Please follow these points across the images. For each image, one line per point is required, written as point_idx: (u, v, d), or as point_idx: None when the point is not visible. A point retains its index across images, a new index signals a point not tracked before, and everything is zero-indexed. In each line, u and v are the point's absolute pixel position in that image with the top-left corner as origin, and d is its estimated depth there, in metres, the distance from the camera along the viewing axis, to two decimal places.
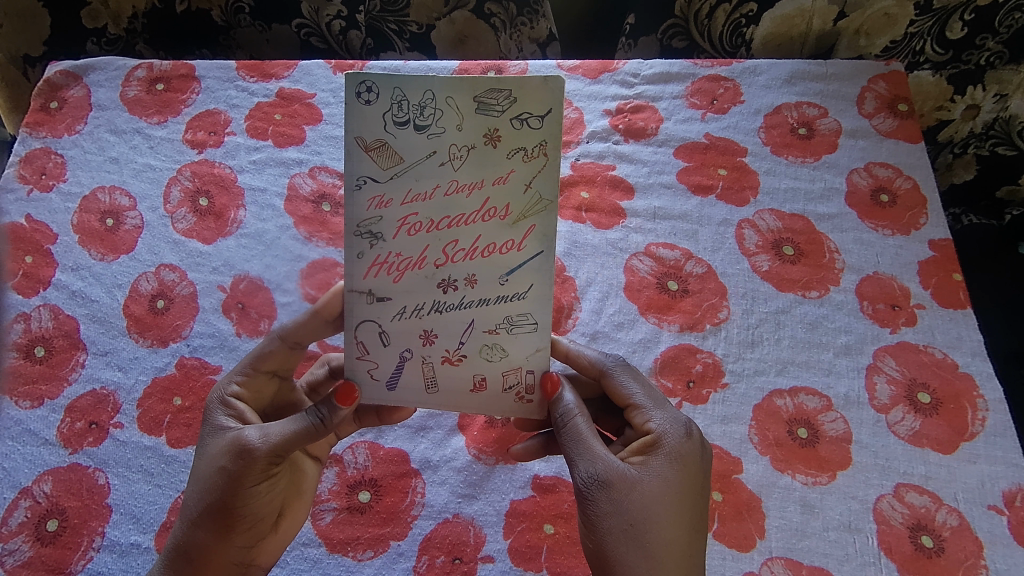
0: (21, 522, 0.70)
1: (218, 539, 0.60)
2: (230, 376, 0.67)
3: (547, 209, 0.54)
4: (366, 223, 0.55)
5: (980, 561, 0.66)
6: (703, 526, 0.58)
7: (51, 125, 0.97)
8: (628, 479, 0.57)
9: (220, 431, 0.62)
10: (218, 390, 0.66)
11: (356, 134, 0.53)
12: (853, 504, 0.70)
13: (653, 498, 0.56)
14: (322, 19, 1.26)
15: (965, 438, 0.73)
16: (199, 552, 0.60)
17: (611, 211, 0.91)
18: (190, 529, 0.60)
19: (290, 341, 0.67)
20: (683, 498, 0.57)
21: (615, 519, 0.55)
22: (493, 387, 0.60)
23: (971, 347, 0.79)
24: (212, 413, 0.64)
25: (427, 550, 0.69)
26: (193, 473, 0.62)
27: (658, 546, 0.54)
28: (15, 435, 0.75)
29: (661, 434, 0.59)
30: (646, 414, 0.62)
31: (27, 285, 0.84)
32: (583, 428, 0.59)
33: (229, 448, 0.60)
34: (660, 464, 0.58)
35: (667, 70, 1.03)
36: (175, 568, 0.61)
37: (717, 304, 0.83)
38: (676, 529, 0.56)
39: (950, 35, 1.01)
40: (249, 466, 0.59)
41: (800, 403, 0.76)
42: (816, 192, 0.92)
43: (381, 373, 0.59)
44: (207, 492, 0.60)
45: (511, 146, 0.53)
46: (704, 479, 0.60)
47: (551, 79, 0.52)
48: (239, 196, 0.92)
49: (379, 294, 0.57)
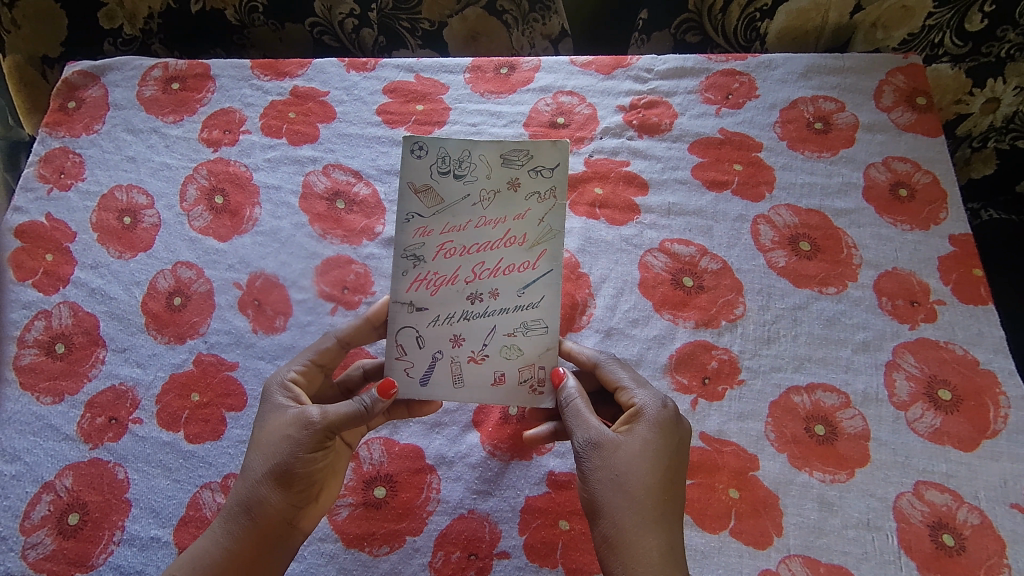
0: (43, 516, 0.71)
1: (282, 499, 0.61)
2: (288, 365, 0.69)
3: (556, 237, 0.63)
4: (412, 247, 0.63)
5: (1002, 560, 0.65)
6: (682, 485, 0.59)
7: (69, 125, 0.98)
8: (612, 442, 0.58)
9: (282, 408, 0.64)
10: (277, 374, 0.68)
11: (408, 180, 0.63)
12: (872, 502, 0.69)
13: (639, 461, 0.57)
14: (335, 17, 1.26)
15: (987, 436, 0.72)
16: (259, 509, 0.60)
17: (625, 207, 0.90)
18: (254, 490, 0.61)
19: (346, 342, 0.70)
20: (664, 459, 0.58)
21: (602, 479, 0.57)
22: (510, 380, 0.63)
23: (993, 342, 0.78)
24: (272, 395, 0.66)
25: (443, 545, 0.69)
26: (255, 442, 0.63)
27: (641, 503, 0.56)
28: (37, 430, 0.76)
29: (643, 404, 0.61)
30: (630, 392, 0.63)
31: (47, 282, 0.85)
32: (580, 405, 0.61)
33: (295, 419, 0.62)
34: (644, 429, 0.59)
35: (681, 65, 1.01)
36: (236, 526, 0.60)
37: (733, 300, 0.83)
38: (659, 485, 0.57)
39: (970, 27, 1.00)
40: (316, 436, 0.61)
41: (818, 400, 0.76)
42: (833, 186, 0.91)
43: (416, 371, 0.63)
44: (274, 457, 0.61)
45: (528, 190, 0.63)
46: (684, 443, 0.61)
47: (560, 142, 0.63)
48: (255, 194, 0.92)
49: (419, 305, 0.63)
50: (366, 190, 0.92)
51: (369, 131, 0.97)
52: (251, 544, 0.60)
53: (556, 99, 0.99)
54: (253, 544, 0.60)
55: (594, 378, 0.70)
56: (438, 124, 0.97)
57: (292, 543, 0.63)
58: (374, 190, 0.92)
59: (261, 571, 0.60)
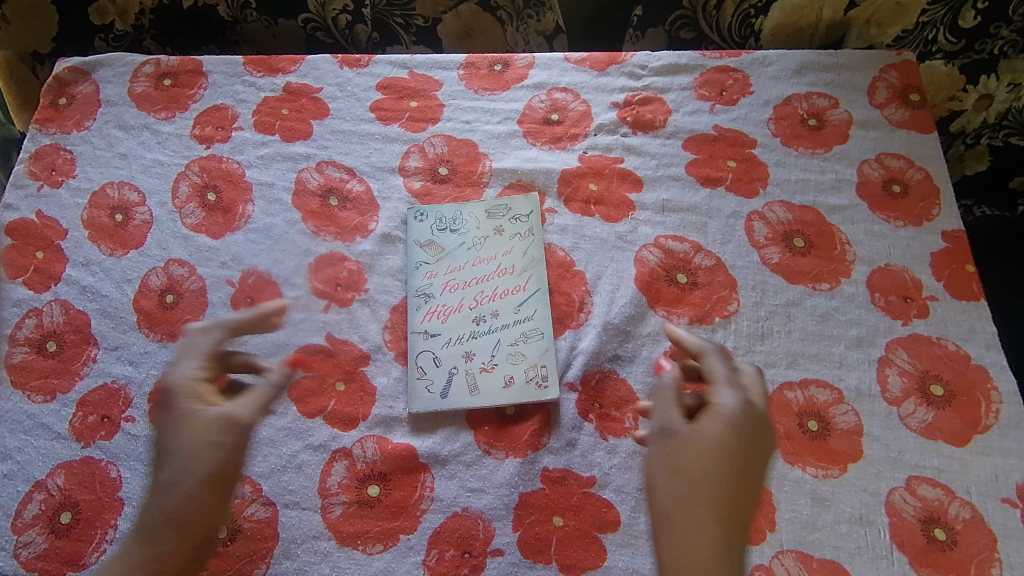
0: (35, 514, 0.71)
1: (213, 506, 0.59)
2: (183, 366, 0.64)
3: None
4: None
5: (994, 554, 0.66)
6: (754, 495, 0.56)
7: (60, 122, 0.97)
8: (683, 436, 0.57)
9: (192, 413, 0.60)
10: (174, 379, 0.63)
11: None
12: (864, 496, 0.70)
13: (704, 455, 0.55)
14: (328, 13, 1.25)
15: (979, 431, 0.73)
16: (189, 523, 0.57)
17: (620, 203, 0.90)
18: (184, 503, 0.57)
19: (234, 332, 0.67)
20: (735, 462, 0.55)
21: (664, 469, 0.56)
22: (518, 381, 0.78)
23: (985, 338, 0.78)
24: (180, 400, 0.61)
25: (437, 543, 0.69)
26: (171, 452, 0.59)
27: (702, 499, 0.54)
28: (29, 429, 0.76)
29: (722, 405, 0.59)
30: (718, 390, 0.60)
31: (38, 280, 0.85)
32: (664, 392, 0.61)
33: (218, 423, 0.60)
34: (717, 425, 0.57)
35: (676, 61, 1.01)
36: (164, 543, 0.57)
37: (727, 296, 0.83)
38: (725, 486, 0.54)
39: (963, 23, 0.99)
40: (242, 438, 0.61)
41: (811, 395, 0.76)
42: (827, 183, 0.91)
43: (435, 387, 0.78)
44: (201, 466, 0.58)
45: None
46: (762, 452, 0.57)
47: None
48: (248, 190, 0.91)
49: None
50: (360, 187, 0.92)
51: (363, 128, 0.97)
52: (184, 559, 0.57)
53: (551, 95, 0.99)
54: (185, 559, 0.57)
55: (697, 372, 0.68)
56: (432, 121, 0.97)
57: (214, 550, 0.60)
58: (368, 187, 0.92)
59: None
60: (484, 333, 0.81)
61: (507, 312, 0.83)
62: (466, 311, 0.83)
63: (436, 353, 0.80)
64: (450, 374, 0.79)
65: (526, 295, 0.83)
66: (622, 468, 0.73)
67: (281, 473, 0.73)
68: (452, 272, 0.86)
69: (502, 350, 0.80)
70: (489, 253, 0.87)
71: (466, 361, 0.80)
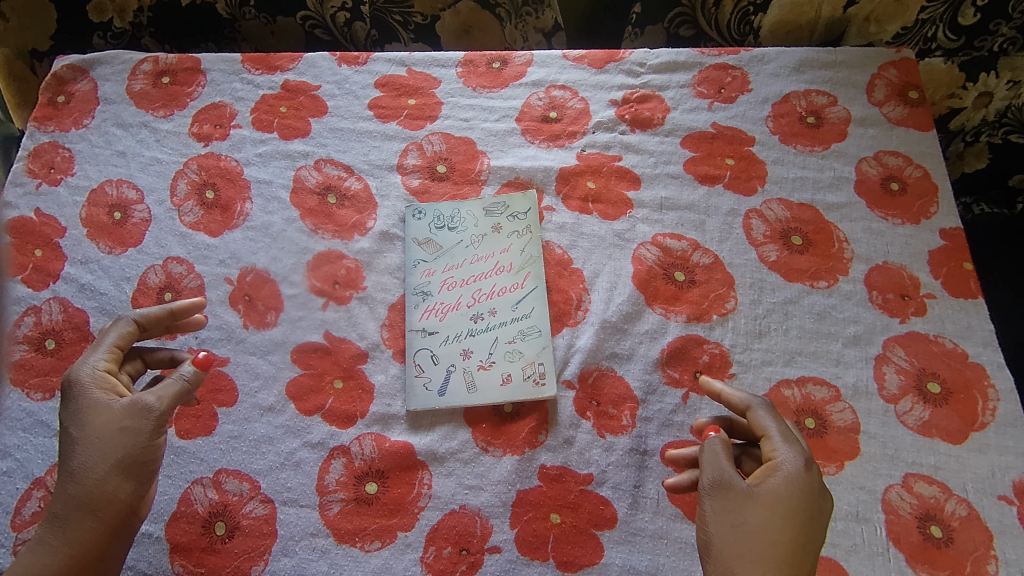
0: (34, 512, 0.71)
1: (128, 490, 0.62)
2: (91, 357, 0.65)
3: None
4: None
5: (990, 551, 0.66)
6: (815, 555, 0.56)
7: (59, 119, 0.97)
8: (741, 491, 0.58)
9: (102, 403, 0.63)
10: (79, 371, 0.64)
11: None
12: (861, 494, 0.70)
13: (764, 514, 0.56)
14: (327, 11, 1.25)
15: (975, 429, 0.73)
16: (106, 505, 0.60)
17: (618, 201, 0.90)
18: (98, 487, 0.60)
19: (144, 327, 0.68)
20: (795, 519, 0.56)
21: (721, 522, 0.58)
22: (515, 379, 0.78)
23: (982, 336, 0.78)
24: (88, 391, 0.63)
25: (434, 540, 0.70)
26: (81, 440, 0.62)
27: (762, 556, 0.55)
28: (27, 426, 0.76)
29: (782, 460, 0.59)
30: (773, 445, 0.61)
31: (37, 278, 0.85)
32: (717, 447, 0.62)
33: (129, 411, 0.63)
34: (775, 483, 0.58)
35: (674, 59, 1.01)
36: (78, 527, 0.60)
37: (724, 294, 0.83)
38: (787, 545, 0.55)
39: (962, 21, 0.99)
40: (156, 425, 0.63)
41: (808, 393, 0.76)
42: (825, 180, 0.91)
43: (433, 385, 0.78)
44: (115, 453, 0.61)
45: None
46: (821, 513, 0.58)
47: None
48: (246, 188, 0.92)
49: None
50: (358, 185, 0.92)
51: (361, 125, 0.97)
52: (101, 540, 0.60)
53: (548, 93, 0.99)
54: (100, 540, 0.60)
55: (742, 427, 0.68)
56: (429, 119, 0.97)
57: (131, 531, 0.64)
58: (366, 185, 0.92)
59: (107, 563, 0.61)
60: (481, 331, 0.82)
61: (505, 310, 0.83)
62: (464, 308, 0.83)
63: (433, 351, 0.80)
64: (448, 371, 0.79)
65: (523, 293, 0.83)
66: (619, 465, 0.73)
67: (278, 471, 0.74)
68: (449, 270, 0.86)
69: (500, 349, 0.80)
70: (487, 251, 0.86)
71: (464, 360, 0.80)
